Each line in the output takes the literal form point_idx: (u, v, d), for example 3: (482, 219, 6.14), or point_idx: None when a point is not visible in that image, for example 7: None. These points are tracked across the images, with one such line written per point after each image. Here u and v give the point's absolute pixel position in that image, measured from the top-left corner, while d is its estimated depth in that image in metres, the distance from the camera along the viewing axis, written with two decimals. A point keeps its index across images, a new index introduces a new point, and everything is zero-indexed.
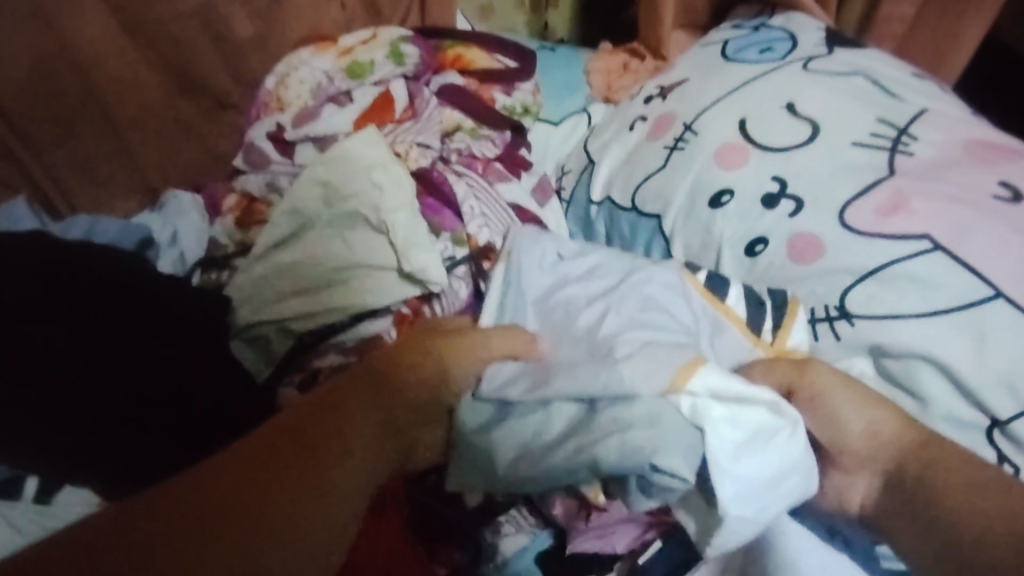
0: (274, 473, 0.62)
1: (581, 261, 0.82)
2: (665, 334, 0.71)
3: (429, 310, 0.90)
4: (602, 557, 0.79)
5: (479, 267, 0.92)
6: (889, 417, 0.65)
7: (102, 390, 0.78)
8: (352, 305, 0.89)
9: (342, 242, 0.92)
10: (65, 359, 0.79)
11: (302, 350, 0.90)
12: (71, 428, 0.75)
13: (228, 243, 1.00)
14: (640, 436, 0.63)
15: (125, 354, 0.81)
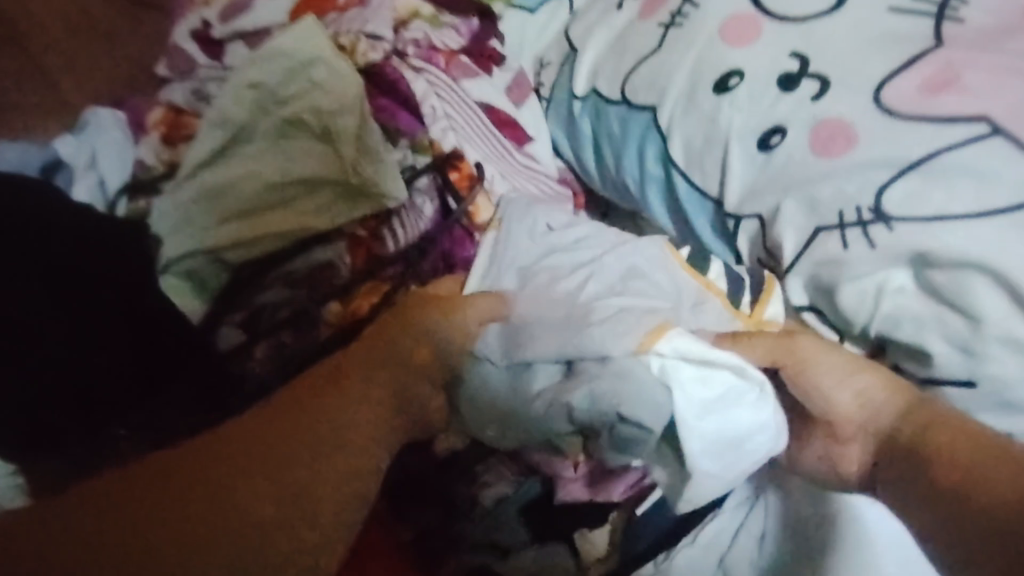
0: (256, 446, 0.57)
1: (568, 231, 0.72)
2: (647, 303, 0.64)
3: (389, 234, 0.79)
4: (595, 508, 0.69)
5: (445, 179, 0.79)
6: (877, 385, 0.58)
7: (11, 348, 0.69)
8: (304, 225, 0.78)
9: (281, 155, 0.80)
10: None
11: (240, 284, 0.79)
12: None
13: (155, 164, 0.86)
14: (608, 386, 0.59)
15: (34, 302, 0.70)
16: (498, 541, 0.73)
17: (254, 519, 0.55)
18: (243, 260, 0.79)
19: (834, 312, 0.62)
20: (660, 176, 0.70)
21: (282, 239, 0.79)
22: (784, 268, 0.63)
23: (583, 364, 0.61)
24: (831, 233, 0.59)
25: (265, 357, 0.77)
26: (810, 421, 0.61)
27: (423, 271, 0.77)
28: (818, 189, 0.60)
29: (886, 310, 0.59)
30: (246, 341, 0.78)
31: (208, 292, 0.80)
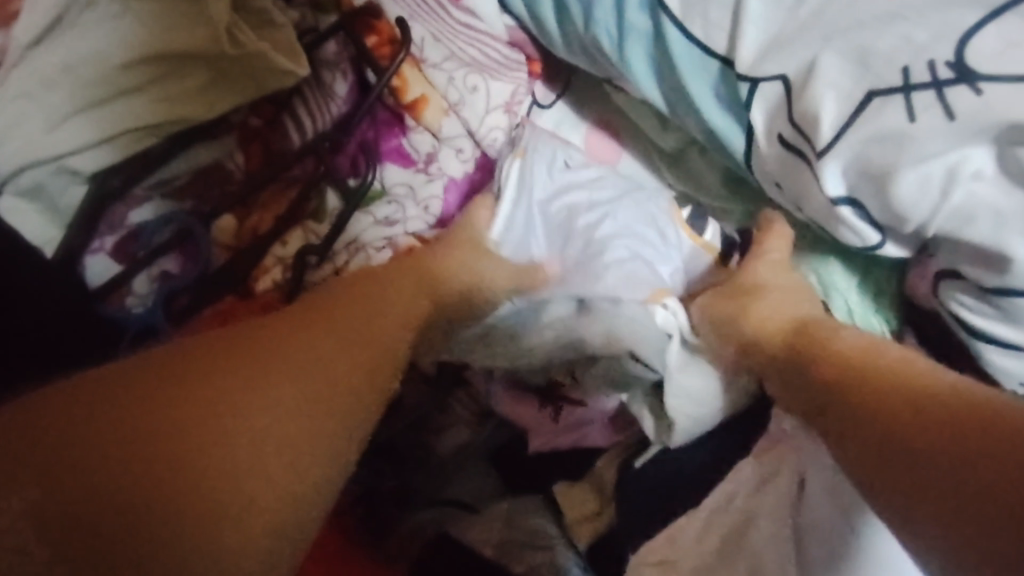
0: (240, 365, 0.45)
1: (584, 170, 0.62)
2: (655, 257, 0.59)
3: (294, 126, 0.63)
4: (565, 463, 0.59)
5: (360, 46, 0.61)
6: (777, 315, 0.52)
7: None
8: (174, 119, 0.59)
9: (134, 23, 0.59)
10: None
11: (105, 202, 0.60)
12: None
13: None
14: (624, 328, 0.53)
15: None
16: (459, 497, 0.61)
17: (230, 452, 0.42)
18: (103, 168, 0.59)
19: (880, 206, 0.47)
20: (648, 28, 0.53)
21: (151, 134, 0.59)
22: (818, 152, 0.47)
23: (595, 306, 0.54)
24: (890, 99, 0.44)
25: (151, 293, 0.60)
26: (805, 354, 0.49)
27: (339, 169, 0.62)
28: (872, 37, 0.44)
29: (955, 203, 0.45)
30: (119, 275, 0.59)
31: (57, 214, 0.60)
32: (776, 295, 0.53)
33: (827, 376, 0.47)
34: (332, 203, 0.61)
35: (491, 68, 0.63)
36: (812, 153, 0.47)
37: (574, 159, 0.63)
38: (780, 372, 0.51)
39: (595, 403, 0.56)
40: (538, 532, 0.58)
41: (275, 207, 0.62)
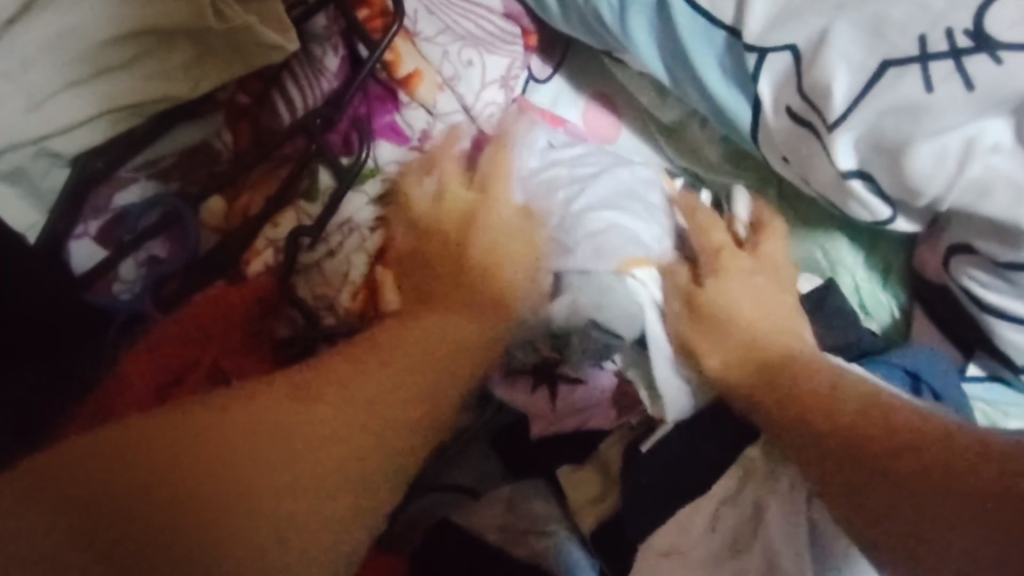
0: (280, 388, 0.46)
1: (570, 148, 0.61)
2: (639, 226, 0.56)
3: (282, 103, 0.61)
4: (557, 450, 0.57)
5: (350, 19, 0.59)
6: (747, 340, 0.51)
7: None
8: (157, 98, 0.57)
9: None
10: None
11: (88, 183, 0.58)
12: None
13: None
14: (588, 296, 0.54)
15: None
16: (461, 483, 0.60)
17: (275, 479, 0.43)
18: (85, 150, 0.57)
19: (893, 179, 0.46)
20: None
21: (135, 115, 0.57)
22: (829, 124, 0.45)
23: (569, 278, 0.55)
24: (906, 69, 0.42)
25: (139, 280, 0.58)
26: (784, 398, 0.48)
27: (331, 147, 0.60)
28: (887, 5, 0.42)
29: (972, 176, 0.43)
30: (107, 260, 0.58)
31: (34, 198, 0.57)
32: (751, 316, 0.51)
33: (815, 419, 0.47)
34: (325, 182, 0.59)
35: (486, 42, 0.61)
36: (826, 125, 0.46)
37: (559, 140, 0.62)
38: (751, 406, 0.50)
39: (591, 381, 0.57)
40: (539, 518, 0.58)
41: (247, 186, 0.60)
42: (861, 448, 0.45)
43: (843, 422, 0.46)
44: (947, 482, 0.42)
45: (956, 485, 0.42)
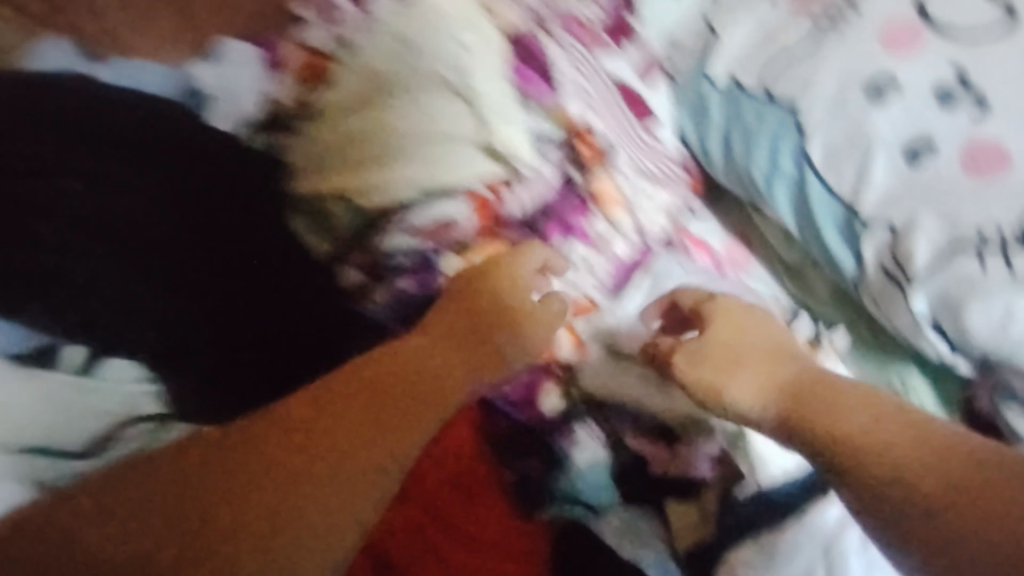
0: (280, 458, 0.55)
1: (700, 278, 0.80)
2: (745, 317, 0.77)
3: (509, 194, 0.79)
4: (671, 483, 0.74)
5: (573, 151, 0.80)
6: (760, 366, 0.63)
7: (174, 278, 0.70)
8: (420, 181, 0.79)
9: (411, 109, 0.79)
10: (131, 238, 0.70)
11: (364, 227, 0.81)
12: (141, 319, 0.67)
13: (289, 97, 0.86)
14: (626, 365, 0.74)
15: (191, 236, 0.73)
16: (585, 500, 0.75)
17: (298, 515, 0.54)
18: (369, 205, 0.81)
19: (955, 328, 0.63)
20: (793, 174, 0.72)
21: (398, 189, 0.79)
22: (911, 282, 0.65)
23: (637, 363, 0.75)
24: (969, 253, 0.63)
25: (385, 302, 0.80)
26: (814, 423, 0.58)
27: (546, 236, 0.79)
28: (961, 208, 0.64)
29: (1015, 334, 0.60)
30: (366, 283, 0.81)
31: (325, 232, 0.83)
32: (752, 336, 0.66)
33: (857, 435, 0.56)
34: None
35: (661, 179, 0.84)
36: (906, 281, 0.65)
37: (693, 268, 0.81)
38: (792, 416, 0.60)
39: (700, 454, 0.72)
40: (647, 534, 0.74)
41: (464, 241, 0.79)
42: (915, 469, 0.54)
43: (898, 456, 0.55)
44: (977, 498, 0.52)
45: (999, 501, 0.51)
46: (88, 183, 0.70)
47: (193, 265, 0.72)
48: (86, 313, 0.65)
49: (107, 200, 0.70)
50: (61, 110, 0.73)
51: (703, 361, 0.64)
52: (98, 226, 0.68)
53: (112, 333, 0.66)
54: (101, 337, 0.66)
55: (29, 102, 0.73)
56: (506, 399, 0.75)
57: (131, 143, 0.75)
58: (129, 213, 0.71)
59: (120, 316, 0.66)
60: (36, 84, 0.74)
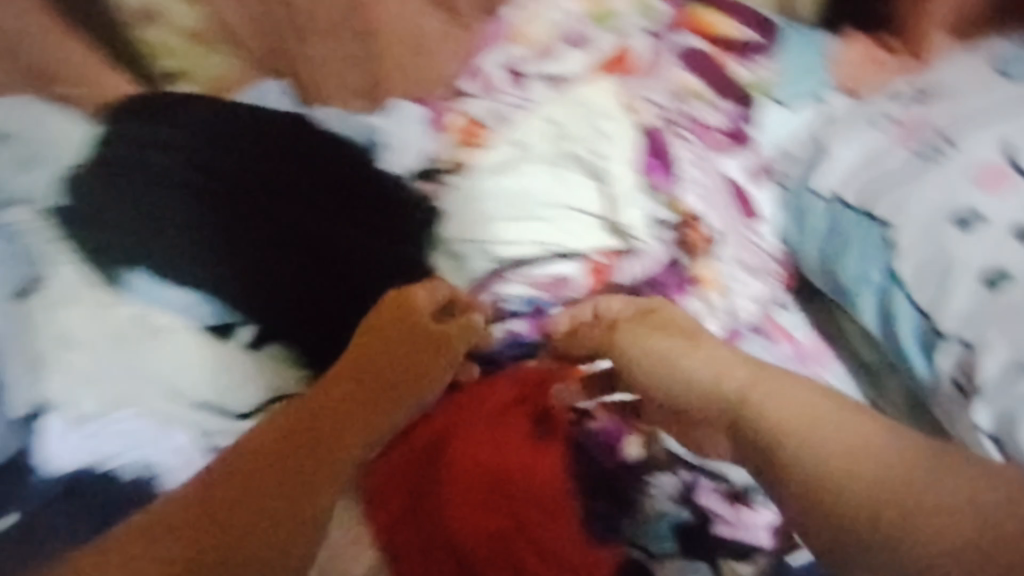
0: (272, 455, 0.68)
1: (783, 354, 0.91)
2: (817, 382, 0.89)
3: (624, 265, 0.91)
4: (728, 545, 0.80)
5: (685, 237, 0.91)
6: (806, 390, 0.69)
7: (333, 280, 0.83)
8: (552, 243, 0.91)
9: (551, 181, 0.92)
10: (303, 245, 0.83)
11: (492, 274, 0.91)
12: (303, 308, 0.82)
13: (446, 161, 0.96)
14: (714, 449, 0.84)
15: (348, 248, 0.84)
16: (647, 547, 0.79)
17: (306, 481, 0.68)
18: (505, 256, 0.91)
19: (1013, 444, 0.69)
20: (881, 284, 0.82)
21: (530, 247, 0.91)
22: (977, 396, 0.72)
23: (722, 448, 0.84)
24: None
25: (502, 340, 0.90)
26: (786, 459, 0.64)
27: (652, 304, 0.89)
28: None
29: None
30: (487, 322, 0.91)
31: (456, 271, 0.91)
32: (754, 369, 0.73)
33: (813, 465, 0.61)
34: None
35: (758, 272, 0.93)
36: (973, 392, 0.73)
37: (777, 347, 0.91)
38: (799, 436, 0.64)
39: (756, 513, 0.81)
40: None
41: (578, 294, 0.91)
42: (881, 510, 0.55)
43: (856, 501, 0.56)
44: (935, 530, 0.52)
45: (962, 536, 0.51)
46: (275, 196, 0.84)
47: (349, 274, 0.84)
48: (266, 298, 0.81)
49: (290, 212, 0.84)
50: (264, 135, 0.88)
51: (647, 346, 0.82)
52: (280, 232, 0.83)
53: (288, 319, 0.81)
54: (275, 324, 0.81)
55: (245, 125, 0.88)
56: (596, 445, 0.85)
57: (314, 164, 0.87)
58: (302, 223, 0.83)
59: (287, 305, 0.81)
60: (260, 117, 0.89)
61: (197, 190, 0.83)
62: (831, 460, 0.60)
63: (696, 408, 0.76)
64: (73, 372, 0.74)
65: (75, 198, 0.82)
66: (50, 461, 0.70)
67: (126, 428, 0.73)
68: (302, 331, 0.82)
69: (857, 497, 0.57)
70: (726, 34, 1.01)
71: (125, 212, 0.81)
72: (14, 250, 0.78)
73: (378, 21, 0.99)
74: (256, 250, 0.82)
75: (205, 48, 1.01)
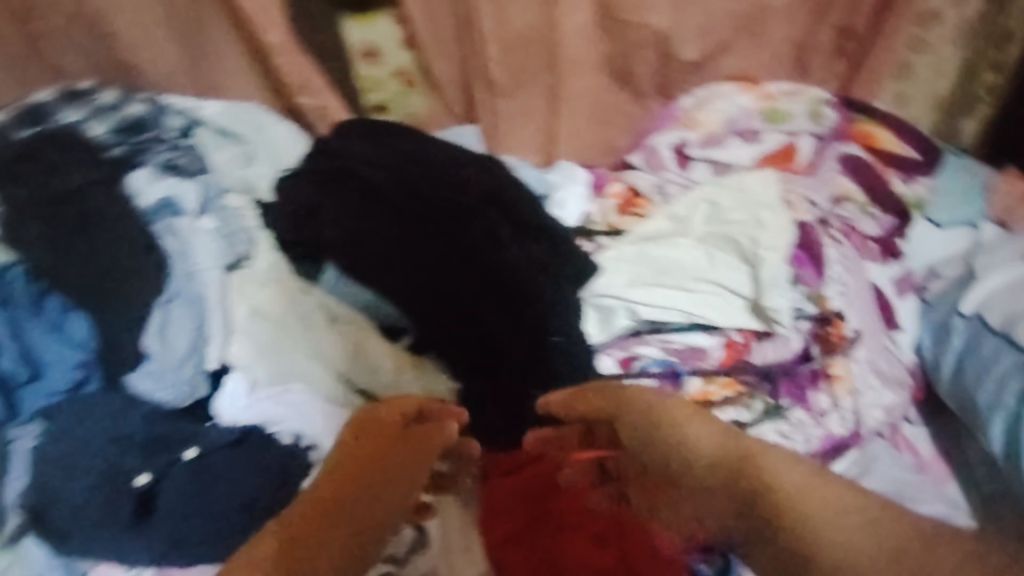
0: (311, 515, 0.69)
1: (900, 468, 0.93)
2: (927, 499, 0.90)
3: (757, 347, 0.96)
4: None
5: (823, 331, 0.95)
6: (697, 428, 0.80)
7: (490, 305, 0.90)
8: (695, 313, 0.97)
9: (703, 257, 0.98)
10: (474, 269, 0.91)
11: (631, 332, 0.98)
12: (459, 325, 0.91)
13: (602, 224, 1.05)
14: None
15: (515, 279, 0.91)
16: None
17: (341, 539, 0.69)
18: (649, 319, 0.98)
19: None
20: (1012, 408, 0.83)
21: (673, 314, 0.97)
22: None
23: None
24: None
25: None
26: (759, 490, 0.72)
27: (778, 390, 0.94)
28: None
29: None
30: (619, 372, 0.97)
31: (601, 325, 0.98)
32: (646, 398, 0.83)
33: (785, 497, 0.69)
34: (757, 406, 0.94)
35: (890, 379, 0.96)
36: None
37: (899, 460, 0.94)
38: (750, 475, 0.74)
39: None
40: None
41: (708, 367, 0.95)
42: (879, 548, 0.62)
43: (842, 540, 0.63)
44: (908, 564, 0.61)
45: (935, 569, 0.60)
46: (456, 221, 0.93)
47: (510, 300, 0.91)
48: (426, 307, 0.91)
49: (467, 236, 0.92)
50: (454, 167, 0.97)
51: (646, 422, 0.82)
52: (454, 252, 0.92)
53: (448, 333, 0.91)
54: (430, 333, 0.92)
55: (439, 156, 0.97)
56: None
57: (494, 198, 0.95)
58: (477, 248, 0.92)
59: (444, 318, 0.91)
60: (454, 151, 0.98)
61: (393, 207, 0.94)
62: (825, 510, 0.66)
63: (693, 467, 0.78)
64: (260, 341, 0.89)
65: (290, 197, 0.96)
66: (230, 409, 0.87)
67: (290, 397, 0.87)
68: (453, 345, 0.91)
69: (863, 535, 0.64)
70: (889, 149, 1.05)
71: (327, 211, 0.94)
72: (237, 230, 0.94)
73: (567, 89, 1.08)
74: (428, 267, 0.91)
75: (411, 89, 1.13)
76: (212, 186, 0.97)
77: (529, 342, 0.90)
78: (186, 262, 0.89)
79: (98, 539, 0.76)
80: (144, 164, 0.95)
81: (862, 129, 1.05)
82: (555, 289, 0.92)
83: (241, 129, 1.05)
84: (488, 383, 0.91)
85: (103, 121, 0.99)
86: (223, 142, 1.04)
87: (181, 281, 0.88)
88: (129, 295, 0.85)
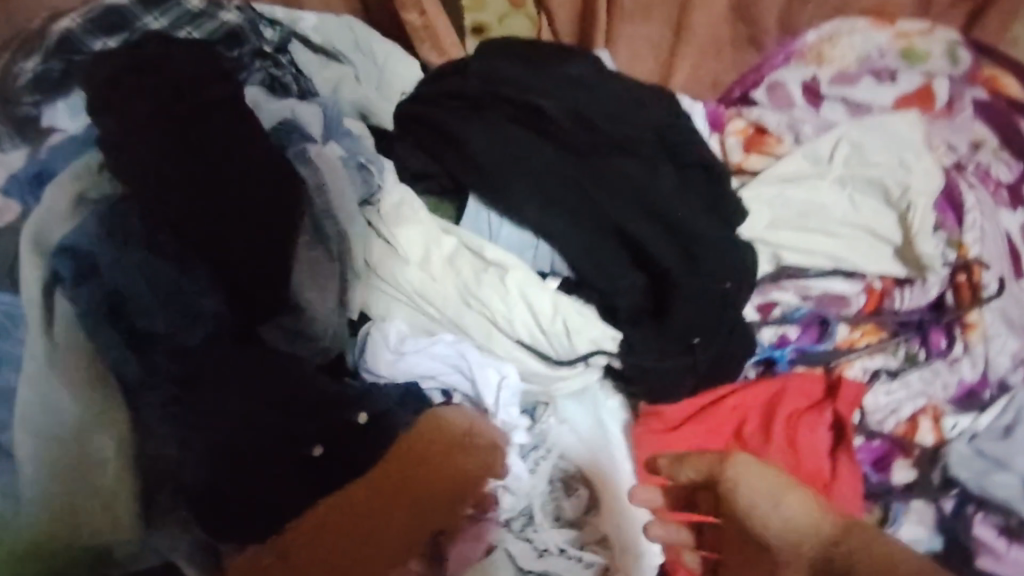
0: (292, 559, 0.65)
1: None
2: None
3: (898, 294, 0.95)
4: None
5: (955, 278, 0.94)
6: None
7: (655, 242, 0.83)
8: (836, 257, 0.94)
9: (846, 201, 0.95)
10: (631, 200, 0.84)
11: (771, 278, 0.95)
12: (615, 265, 0.83)
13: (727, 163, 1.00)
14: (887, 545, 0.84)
15: (674, 212, 0.84)
16: None
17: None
18: (795, 266, 0.94)
19: None
20: None
21: (817, 261, 0.94)
22: None
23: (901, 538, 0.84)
24: None
25: (773, 341, 0.93)
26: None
27: (928, 339, 0.93)
28: None
29: None
30: (759, 321, 0.94)
31: None
32: None
33: None
34: (900, 353, 0.92)
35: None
36: None
37: None
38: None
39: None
40: None
41: (852, 314, 0.94)
42: None
43: None
44: None
45: None
46: (609, 151, 0.85)
47: (674, 237, 0.84)
48: (587, 243, 0.82)
49: (627, 171, 0.84)
50: (603, 90, 0.88)
51: None
52: (613, 184, 0.84)
53: (613, 280, 0.83)
54: (590, 274, 0.83)
55: (586, 80, 0.88)
56: (864, 462, 0.88)
57: (647, 128, 0.87)
58: (636, 182, 0.84)
59: (603, 258, 0.83)
60: (598, 75, 0.90)
61: (551, 137, 0.85)
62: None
63: None
64: (403, 287, 0.82)
65: (426, 126, 0.87)
66: (378, 365, 0.79)
67: (440, 348, 0.80)
68: (610, 286, 0.83)
69: None
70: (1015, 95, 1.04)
71: (469, 143, 0.83)
72: (366, 159, 0.85)
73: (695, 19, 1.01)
74: (584, 202, 0.83)
75: (515, 10, 1.02)
76: (332, 112, 0.86)
77: (693, 282, 0.83)
78: (326, 199, 0.79)
79: (235, 515, 0.68)
80: (251, 83, 0.84)
81: (989, 74, 1.06)
82: (721, 227, 0.87)
83: (343, 47, 0.93)
84: (650, 327, 0.85)
85: (195, 29, 0.86)
86: (326, 61, 0.92)
87: (322, 221, 0.79)
88: (257, 234, 0.73)
